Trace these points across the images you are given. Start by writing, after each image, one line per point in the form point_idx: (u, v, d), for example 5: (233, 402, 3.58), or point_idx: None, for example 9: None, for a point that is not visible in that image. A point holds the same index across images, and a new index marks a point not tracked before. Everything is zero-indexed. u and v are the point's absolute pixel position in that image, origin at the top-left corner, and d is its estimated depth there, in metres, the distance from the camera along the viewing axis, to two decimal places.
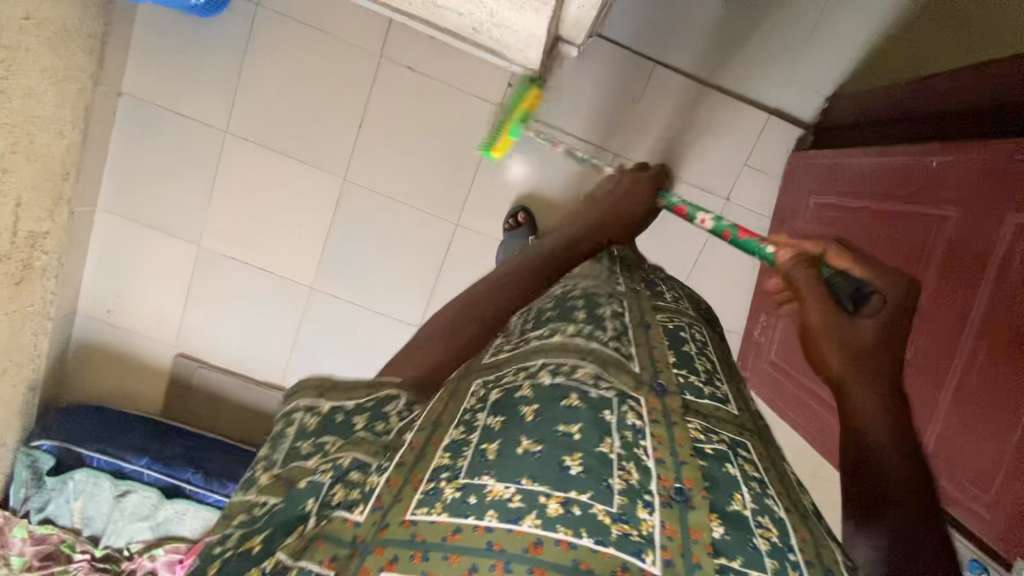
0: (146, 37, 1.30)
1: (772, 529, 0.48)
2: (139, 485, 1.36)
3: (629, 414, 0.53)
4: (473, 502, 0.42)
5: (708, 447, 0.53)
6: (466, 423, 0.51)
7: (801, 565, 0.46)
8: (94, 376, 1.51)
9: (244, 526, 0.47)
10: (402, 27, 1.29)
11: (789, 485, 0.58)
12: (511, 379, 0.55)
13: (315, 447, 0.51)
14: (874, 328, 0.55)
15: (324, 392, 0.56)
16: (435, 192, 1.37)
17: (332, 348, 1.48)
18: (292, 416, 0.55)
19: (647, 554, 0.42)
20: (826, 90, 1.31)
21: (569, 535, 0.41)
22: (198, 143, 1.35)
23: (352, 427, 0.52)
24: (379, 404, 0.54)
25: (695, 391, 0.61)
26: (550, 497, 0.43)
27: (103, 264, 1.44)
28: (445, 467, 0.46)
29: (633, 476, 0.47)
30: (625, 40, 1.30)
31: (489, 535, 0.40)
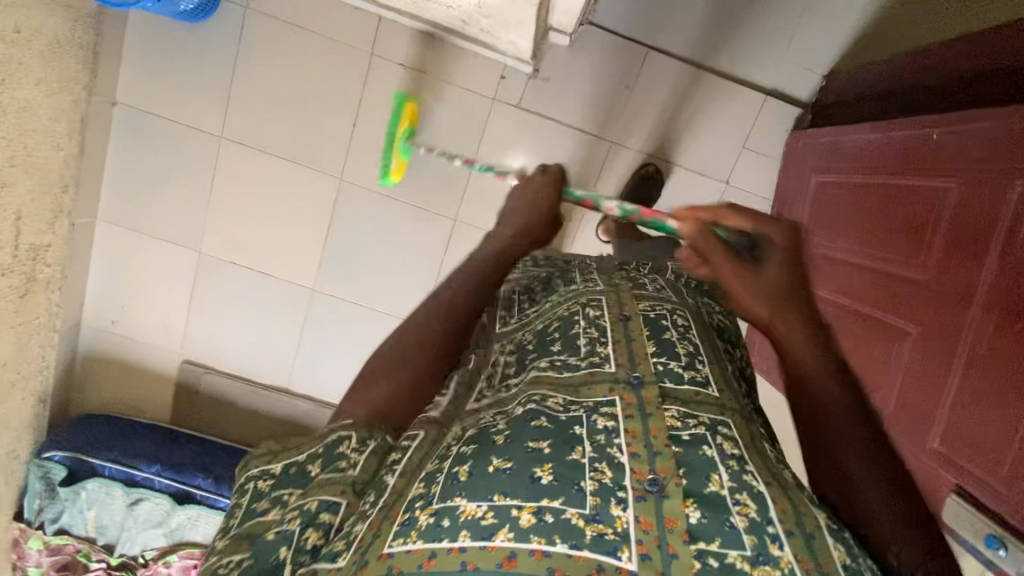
0: (137, 45, 1.30)
1: (750, 505, 0.49)
2: (151, 493, 1.37)
3: (601, 418, 0.55)
4: (446, 525, 0.45)
5: (685, 433, 0.54)
6: (440, 455, 0.54)
7: (781, 537, 0.47)
8: (102, 387, 1.52)
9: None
10: (392, 24, 1.28)
11: (769, 458, 0.57)
12: (488, 419, 0.58)
13: (271, 500, 0.51)
14: (776, 270, 0.58)
15: (273, 454, 0.55)
16: (432, 188, 1.37)
17: (337, 349, 1.48)
18: (244, 487, 0.53)
19: (623, 551, 0.44)
20: (823, 67, 1.29)
21: (543, 544, 0.43)
22: (194, 149, 1.36)
23: (308, 475, 0.52)
24: (331, 447, 0.54)
25: (676, 378, 0.62)
26: (522, 509, 0.46)
27: (106, 274, 1.44)
28: (421, 496, 0.49)
29: (607, 475, 0.49)
30: (617, 26, 1.28)
31: (463, 556, 0.43)
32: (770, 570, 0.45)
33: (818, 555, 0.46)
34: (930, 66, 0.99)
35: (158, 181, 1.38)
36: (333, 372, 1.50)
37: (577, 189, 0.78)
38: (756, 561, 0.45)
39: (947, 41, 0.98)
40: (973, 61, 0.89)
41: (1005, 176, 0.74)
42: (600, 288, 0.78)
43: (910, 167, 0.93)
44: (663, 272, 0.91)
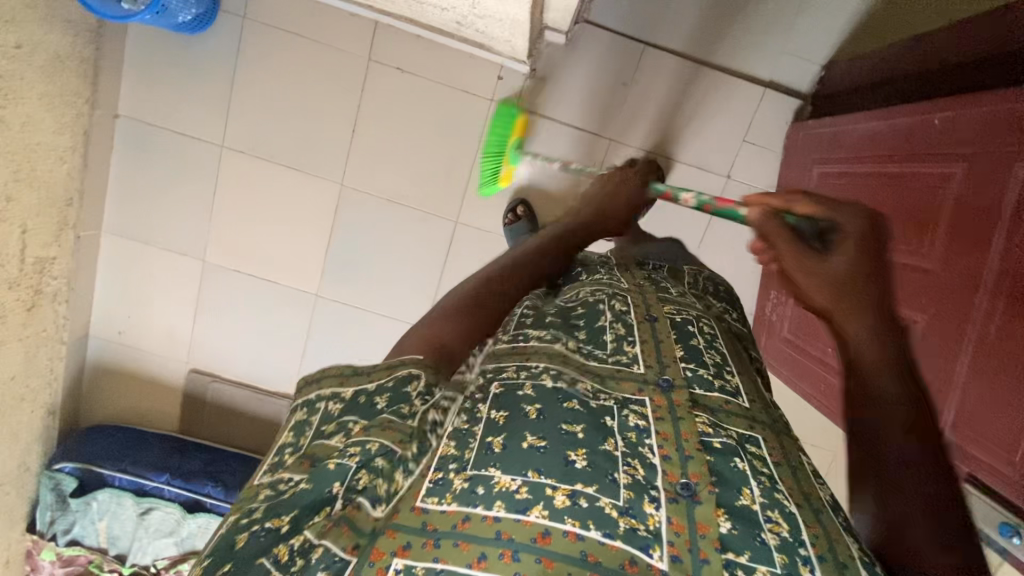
0: (136, 58, 1.32)
1: (783, 524, 0.49)
2: (161, 502, 1.37)
3: (631, 416, 0.56)
4: (481, 492, 0.46)
5: (716, 441, 0.54)
6: (469, 414, 0.55)
7: (812, 560, 0.47)
8: (110, 398, 1.53)
9: (270, 502, 0.46)
10: (388, 28, 1.28)
11: (800, 473, 0.56)
12: (515, 377, 0.58)
13: (339, 427, 0.51)
14: (845, 260, 0.57)
15: (345, 378, 0.55)
16: (433, 191, 1.37)
17: (342, 355, 1.48)
18: (316, 405, 0.55)
19: (655, 550, 0.45)
20: (821, 57, 1.28)
21: (577, 527, 0.45)
22: (196, 160, 1.37)
23: (375, 407, 0.51)
24: (400, 385, 0.53)
25: (705, 385, 0.61)
26: (556, 489, 0.47)
27: (112, 285, 1.45)
28: (452, 458, 0.50)
29: (639, 472, 0.50)
30: (613, 23, 1.28)
31: (497, 525, 0.44)
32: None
33: None
34: (931, 52, 0.99)
35: (161, 192, 1.39)
36: None
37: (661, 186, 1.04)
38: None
39: (948, 24, 0.97)
40: (975, 45, 0.88)
41: (1006, 156, 0.74)
42: (624, 285, 0.78)
43: (910, 151, 0.93)
44: (680, 278, 0.92)
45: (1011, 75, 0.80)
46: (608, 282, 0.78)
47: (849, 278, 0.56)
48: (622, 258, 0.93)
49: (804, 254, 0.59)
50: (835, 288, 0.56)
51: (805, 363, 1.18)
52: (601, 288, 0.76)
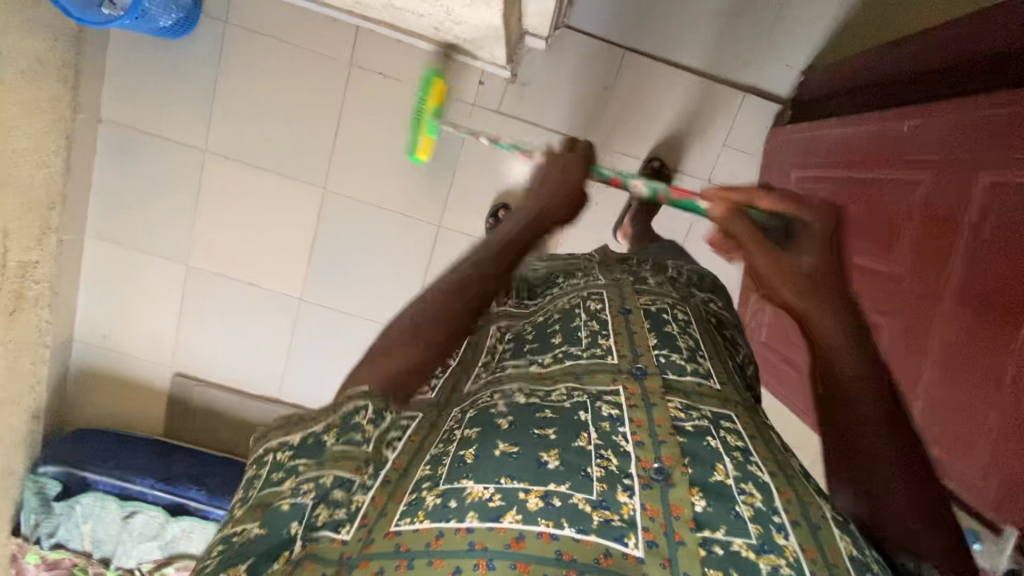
0: (119, 61, 1.32)
1: (756, 495, 0.51)
2: (143, 505, 1.37)
3: (605, 408, 0.57)
4: (453, 506, 0.46)
5: (689, 425, 0.57)
6: (446, 438, 0.55)
7: (786, 526, 0.49)
8: (95, 401, 1.53)
9: (223, 556, 0.46)
10: (369, 33, 1.28)
11: (773, 445, 0.60)
12: (487, 399, 0.59)
13: (288, 471, 0.49)
14: (810, 258, 0.63)
15: (291, 426, 0.52)
16: (415, 195, 1.38)
17: (325, 359, 1.48)
18: (264, 459, 0.52)
19: (630, 537, 0.45)
20: (801, 64, 1.28)
21: (550, 527, 0.44)
22: (179, 163, 1.37)
23: (324, 444, 0.49)
24: (347, 417, 0.50)
25: (677, 370, 0.65)
26: (529, 492, 0.47)
27: (97, 289, 1.45)
28: (427, 477, 0.50)
29: (612, 462, 0.51)
30: (592, 29, 1.29)
31: (470, 536, 0.43)
32: (775, 559, 0.45)
33: (824, 546, 0.48)
34: (909, 53, 0.99)
35: (145, 195, 1.39)
36: (323, 382, 1.50)
37: (606, 170, 0.89)
38: (761, 550, 0.46)
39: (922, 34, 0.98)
40: (952, 44, 0.88)
41: (969, 170, 0.74)
42: (603, 281, 0.82)
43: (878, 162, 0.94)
44: (664, 270, 0.91)
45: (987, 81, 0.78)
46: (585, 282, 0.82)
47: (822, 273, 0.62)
48: (603, 258, 0.93)
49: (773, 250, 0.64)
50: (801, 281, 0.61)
51: (777, 364, 1.22)
52: (579, 291, 0.79)
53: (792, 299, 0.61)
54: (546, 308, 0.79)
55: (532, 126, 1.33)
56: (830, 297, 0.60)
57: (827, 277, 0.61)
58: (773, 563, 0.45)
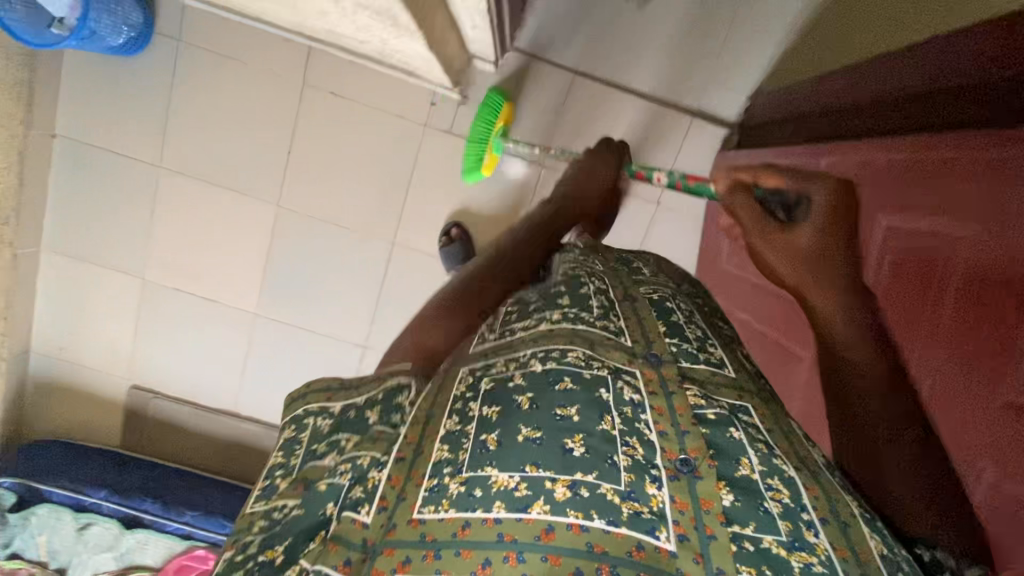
0: (74, 78, 1.33)
1: (784, 491, 0.50)
2: (98, 517, 1.38)
3: (625, 389, 0.54)
4: (479, 495, 0.45)
5: (711, 413, 0.55)
6: (460, 412, 0.52)
7: (815, 524, 0.48)
8: (54, 411, 1.53)
9: (265, 533, 0.49)
10: (321, 54, 1.30)
11: (792, 435, 0.59)
12: (503, 369, 0.55)
13: (330, 445, 0.54)
14: (806, 232, 0.75)
15: (332, 394, 0.59)
16: (369, 213, 1.39)
17: (281, 374, 1.50)
18: (303, 422, 0.58)
19: (660, 530, 0.45)
20: (746, 89, 1.30)
21: (580, 518, 0.45)
22: (134, 179, 1.38)
23: (367, 422, 0.55)
24: (390, 396, 0.56)
25: (690, 357, 0.62)
26: (556, 481, 0.46)
27: (53, 302, 1.46)
28: (448, 461, 0.48)
29: (638, 451, 0.50)
30: (541, 51, 1.30)
31: (499, 527, 0.44)
32: (807, 557, 0.45)
33: (855, 545, 0.48)
34: (850, 86, 0.99)
35: (100, 210, 1.40)
36: (279, 395, 1.52)
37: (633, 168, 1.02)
38: (792, 547, 0.46)
39: (840, 70, 1.04)
40: (889, 80, 0.89)
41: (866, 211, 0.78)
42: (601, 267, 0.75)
43: None
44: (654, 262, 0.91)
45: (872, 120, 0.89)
46: (584, 261, 0.74)
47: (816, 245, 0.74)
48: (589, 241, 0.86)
49: (767, 226, 0.79)
50: (798, 257, 0.74)
51: None
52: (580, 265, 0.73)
53: (789, 271, 0.76)
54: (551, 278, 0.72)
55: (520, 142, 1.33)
56: (824, 265, 0.72)
57: (822, 250, 0.73)
58: (805, 561, 0.45)
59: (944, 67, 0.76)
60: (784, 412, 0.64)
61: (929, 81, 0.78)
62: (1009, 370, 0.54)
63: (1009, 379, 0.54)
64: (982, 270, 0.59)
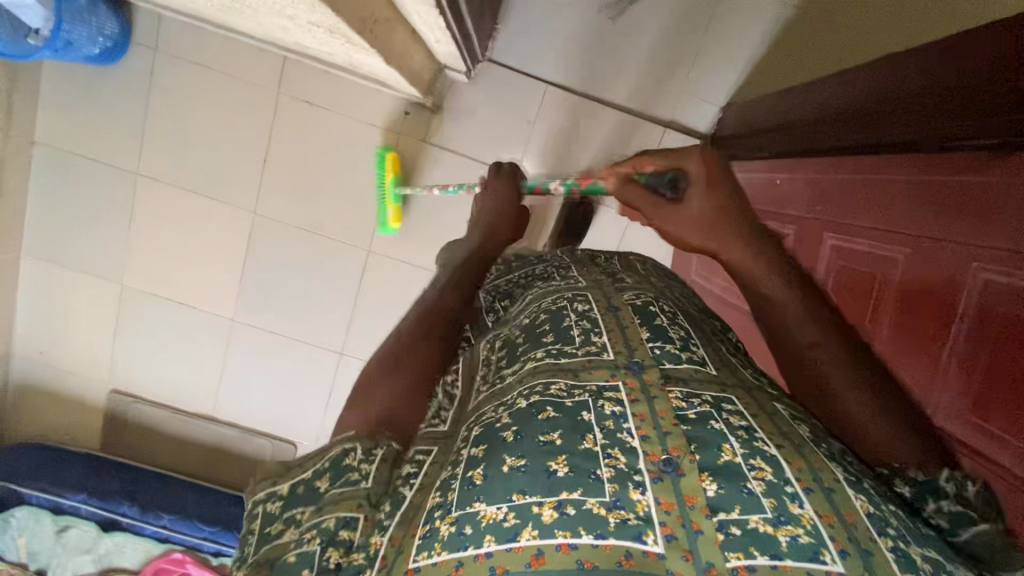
0: (53, 87, 1.34)
1: (767, 468, 0.45)
2: (77, 520, 1.41)
3: (607, 403, 0.51)
4: (469, 532, 0.43)
5: (692, 411, 0.50)
6: (455, 462, 0.50)
7: (800, 496, 0.43)
8: (34, 415, 1.55)
9: None
10: (296, 64, 1.31)
11: (780, 418, 0.52)
12: (492, 414, 0.53)
13: (287, 523, 0.51)
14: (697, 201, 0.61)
15: (277, 475, 0.57)
16: (344, 220, 1.40)
17: (258, 379, 1.51)
18: (255, 509, 0.55)
19: (648, 535, 0.41)
20: (720, 100, 1.30)
21: (568, 536, 0.41)
22: (112, 187, 1.39)
23: (320, 491, 0.52)
24: (338, 461, 0.53)
25: (674, 359, 0.58)
26: (542, 505, 0.43)
27: (33, 307, 1.48)
28: (438, 505, 0.46)
29: (621, 460, 0.45)
30: (513, 62, 1.31)
31: (490, 561, 0.41)
32: (793, 529, 0.41)
33: (840, 508, 0.43)
34: (818, 92, 0.99)
35: (80, 216, 1.41)
36: (256, 399, 1.53)
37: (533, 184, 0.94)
38: (778, 522, 0.41)
39: (802, 86, 1.05)
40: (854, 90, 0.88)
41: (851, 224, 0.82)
42: (583, 283, 0.75)
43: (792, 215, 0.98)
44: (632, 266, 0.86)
45: (831, 139, 0.90)
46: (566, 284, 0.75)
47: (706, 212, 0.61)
48: (574, 257, 0.87)
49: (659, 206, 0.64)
50: (696, 227, 0.61)
51: None
52: (560, 294, 0.72)
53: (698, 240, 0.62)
54: (532, 311, 0.71)
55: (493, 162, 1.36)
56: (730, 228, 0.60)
57: (715, 212, 0.61)
58: (791, 534, 0.41)
59: (914, 79, 0.75)
60: (772, 395, 0.58)
61: (879, 100, 0.81)
62: (931, 381, 0.62)
63: (929, 392, 0.62)
64: (912, 297, 0.67)
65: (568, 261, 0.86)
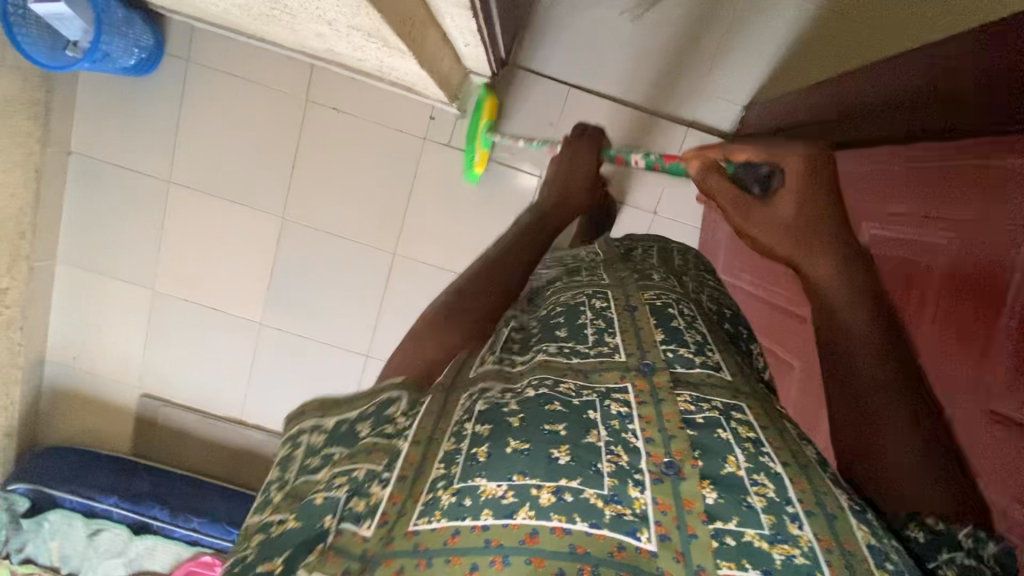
0: (89, 97, 1.38)
1: (768, 485, 0.46)
2: (109, 523, 1.41)
3: (614, 403, 0.52)
4: (468, 504, 0.43)
5: (699, 417, 0.51)
6: (456, 434, 0.50)
7: (801, 517, 0.44)
8: (66, 420, 1.57)
9: (263, 546, 0.46)
10: (324, 72, 1.34)
11: (788, 436, 0.53)
12: (497, 395, 0.53)
13: (323, 460, 0.50)
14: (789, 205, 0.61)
15: (325, 406, 0.55)
16: (370, 225, 1.42)
17: (285, 381, 1.53)
18: (298, 439, 0.54)
19: (642, 532, 0.42)
20: (742, 100, 1.31)
21: (563, 522, 0.42)
22: (145, 194, 1.43)
23: (359, 435, 0.51)
24: (382, 408, 0.52)
25: (686, 363, 0.58)
26: (541, 488, 0.43)
27: (68, 313, 1.51)
28: (442, 477, 0.46)
29: (623, 458, 0.47)
30: (538, 64, 1.33)
31: (486, 534, 0.41)
32: (789, 549, 0.42)
33: (840, 535, 0.43)
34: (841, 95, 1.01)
35: (113, 223, 1.44)
36: (284, 402, 1.55)
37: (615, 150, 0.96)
38: (774, 540, 0.42)
39: (830, 82, 1.06)
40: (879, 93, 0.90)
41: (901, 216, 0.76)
42: (606, 280, 0.74)
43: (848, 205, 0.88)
44: (670, 263, 0.85)
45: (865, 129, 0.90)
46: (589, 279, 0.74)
47: (798, 214, 0.60)
48: (607, 253, 0.84)
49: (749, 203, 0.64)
50: (776, 231, 0.61)
51: None
52: (581, 289, 0.71)
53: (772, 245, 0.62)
54: (550, 301, 0.72)
55: (514, 162, 1.38)
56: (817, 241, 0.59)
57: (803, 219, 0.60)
58: (787, 553, 0.41)
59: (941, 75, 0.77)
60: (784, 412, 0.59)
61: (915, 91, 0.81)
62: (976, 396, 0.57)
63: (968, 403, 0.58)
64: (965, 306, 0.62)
65: (601, 258, 0.82)
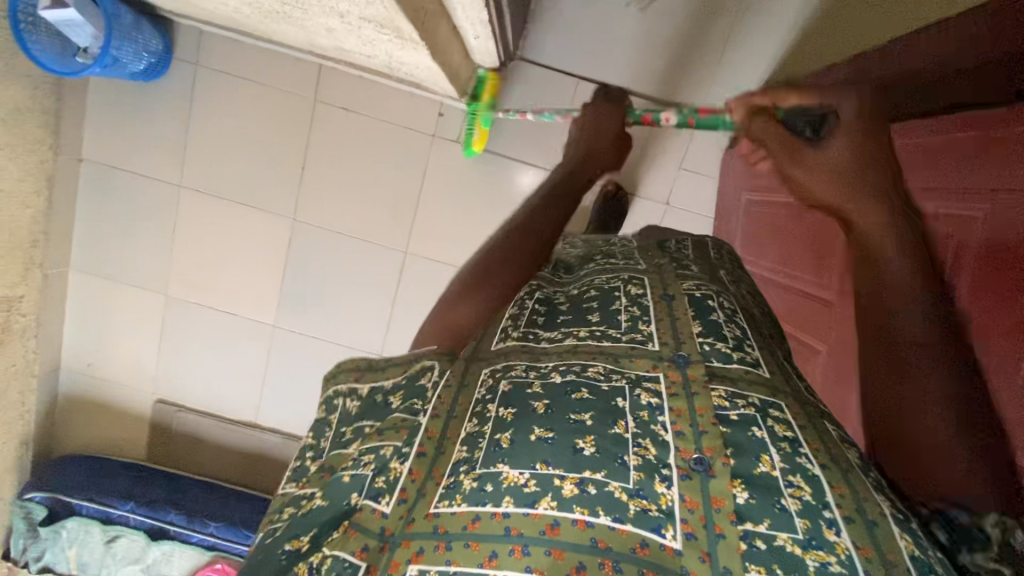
0: (99, 104, 1.38)
1: (804, 488, 0.43)
2: (126, 530, 1.39)
3: (644, 394, 0.50)
4: (489, 490, 0.43)
5: (734, 413, 0.49)
6: (479, 415, 0.50)
7: (838, 521, 0.42)
8: (80, 428, 1.56)
9: (293, 518, 0.48)
10: (333, 72, 1.34)
11: (829, 437, 0.50)
12: (521, 374, 0.53)
13: (356, 432, 0.53)
14: (840, 147, 0.63)
15: (361, 375, 0.59)
16: (381, 223, 1.42)
17: (300, 383, 1.53)
18: (336, 403, 0.59)
19: (667, 529, 0.41)
20: (752, 87, 1.30)
21: (586, 514, 0.41)
22: (156, 199, 1.43)
23: (389, 407, 0.53)
24: (413, 379, 0.55)
25: (722, 358, 0.55)
26: (564, 479, 0.43)
27: (82, 320, 1.51)
28: (464, 461, 0.46)
29: (650, 451, 0.45)
30: (544, 56, 1.33)
31: (506, 521, 0.41)
32: (824, 556, 0.40)
33: (882, 544, 0.40)
34: (853, 74, 0.99)
35: (124, 230, 1.45)
36: (298, 405, 1.54)
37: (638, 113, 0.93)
38: (808, 545, 0.40)
39: (842, 62, 1.05)
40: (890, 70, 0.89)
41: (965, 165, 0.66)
42: (641, 267, 0.72)
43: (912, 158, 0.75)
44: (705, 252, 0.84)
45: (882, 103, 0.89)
46: (623, 264, 0.72)
47: (845, 161, 0.62)
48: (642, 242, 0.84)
49: (796, 145, 0.67)
50: (829, 177, 0.62)
51: None
52: (615, 273, 0.70)
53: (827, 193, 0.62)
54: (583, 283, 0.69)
55: (523, 157, 1.38)
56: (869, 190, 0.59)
57: (856, 164, 0.62)
58: (822, 560, 0.39)
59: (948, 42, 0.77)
60: (823, 412, 0.56)
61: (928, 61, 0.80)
62: None
63: None
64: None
65: (634, 245, 0.83)
